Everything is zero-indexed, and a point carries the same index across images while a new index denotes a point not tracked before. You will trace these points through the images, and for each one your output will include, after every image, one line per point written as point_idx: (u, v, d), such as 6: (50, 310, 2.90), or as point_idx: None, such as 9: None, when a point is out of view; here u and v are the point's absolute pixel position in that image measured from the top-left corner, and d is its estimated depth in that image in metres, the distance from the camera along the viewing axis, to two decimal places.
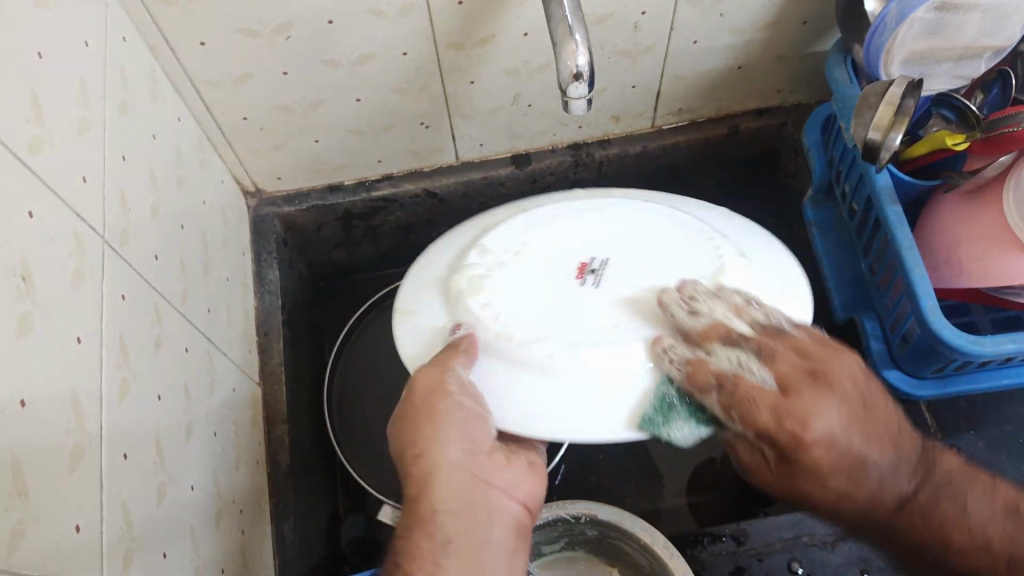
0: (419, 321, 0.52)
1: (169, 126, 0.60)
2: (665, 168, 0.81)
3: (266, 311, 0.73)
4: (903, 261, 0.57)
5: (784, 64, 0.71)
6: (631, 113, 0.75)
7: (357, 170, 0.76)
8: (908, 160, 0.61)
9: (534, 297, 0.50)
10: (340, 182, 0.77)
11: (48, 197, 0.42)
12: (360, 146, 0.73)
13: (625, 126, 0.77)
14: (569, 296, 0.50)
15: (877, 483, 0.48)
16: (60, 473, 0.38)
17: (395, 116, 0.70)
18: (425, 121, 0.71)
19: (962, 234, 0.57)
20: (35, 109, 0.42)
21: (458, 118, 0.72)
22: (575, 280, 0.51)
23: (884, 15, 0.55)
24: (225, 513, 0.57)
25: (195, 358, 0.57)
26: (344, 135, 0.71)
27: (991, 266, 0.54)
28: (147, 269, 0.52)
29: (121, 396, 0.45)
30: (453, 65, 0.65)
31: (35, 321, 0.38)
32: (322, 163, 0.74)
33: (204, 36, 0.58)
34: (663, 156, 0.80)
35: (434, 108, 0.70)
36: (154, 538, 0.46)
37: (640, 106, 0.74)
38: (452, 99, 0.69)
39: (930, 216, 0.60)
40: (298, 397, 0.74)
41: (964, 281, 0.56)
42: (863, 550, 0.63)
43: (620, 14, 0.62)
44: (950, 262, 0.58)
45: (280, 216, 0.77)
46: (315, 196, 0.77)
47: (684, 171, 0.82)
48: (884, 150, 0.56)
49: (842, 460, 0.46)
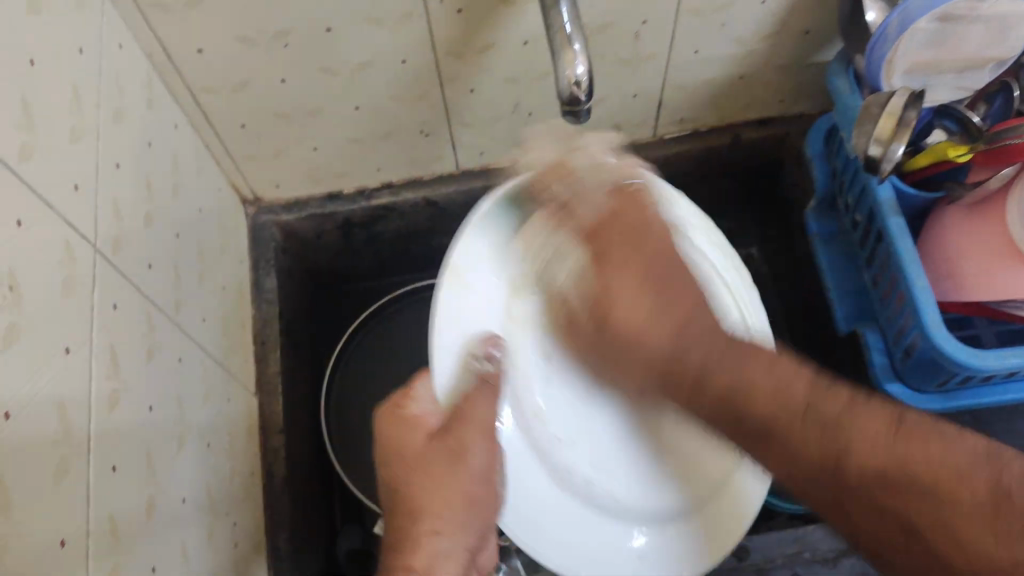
0: (451, 339, 0.56)
1: (165, 134, 0.59)
2: (667, 177, 0.81)
3: (263, 320, 0.72)
4: (905, 273, 0.57)
5: (787, 74, 0.70)
6: (632, 122, 0.74)
7: (356, 178, 0.76)
8: (912, 171, 0.59)
9: (539, 462, 0.59)
10: (339, 190, 0.77)
11: (38, 205, 0.41)
12: (359, 154, 0.72)
13: (626, 135, 0.76)
14: (582, 481, 0.59)
15: (776, 389, 0.47)
16: (45, 486, 0.38)
17: (394, 124, 0.69)
18: (425, 130, 0.71)
19: (968, 246, 0.56)
20: (26, 116, 0.41)
21: (457, 126, 0.71)
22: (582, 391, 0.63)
23: (885, 27, 0.54)
24: (219, 525, 0.57)
25: (189, 368, 0.57)
26: (343, 143, 0.71)
27: (993, 278, 0.54)
28: (140, 278, 0.51)
29: (111, 407, 0.45)
30: (452, 73, 0.65)
31: (21, 332, 0.38)
32: (321, 171, 0.74)
33: (201, 43, 0.58)
34: (664, 166, 0.79)
35: (434, 117, 0.70)
36: (143, 551, 0.46)
37: (641, 115, 0.73)
38: (452, 107, 0.69)
39: (933, 228, 0.59)
40: (295, 406, 0.73)
41: (966, 295, 0.56)
42: (864, 567, 0.62)
43: (621, 22, 0.61)
44: (952, 274, 0.57)
45: (279, 224, 0.77)
46: (314, 204, 0.77)
47: (685, 181, 0.82)
48: (885, 161, 0.55)
49: (742, 368, 0.48)
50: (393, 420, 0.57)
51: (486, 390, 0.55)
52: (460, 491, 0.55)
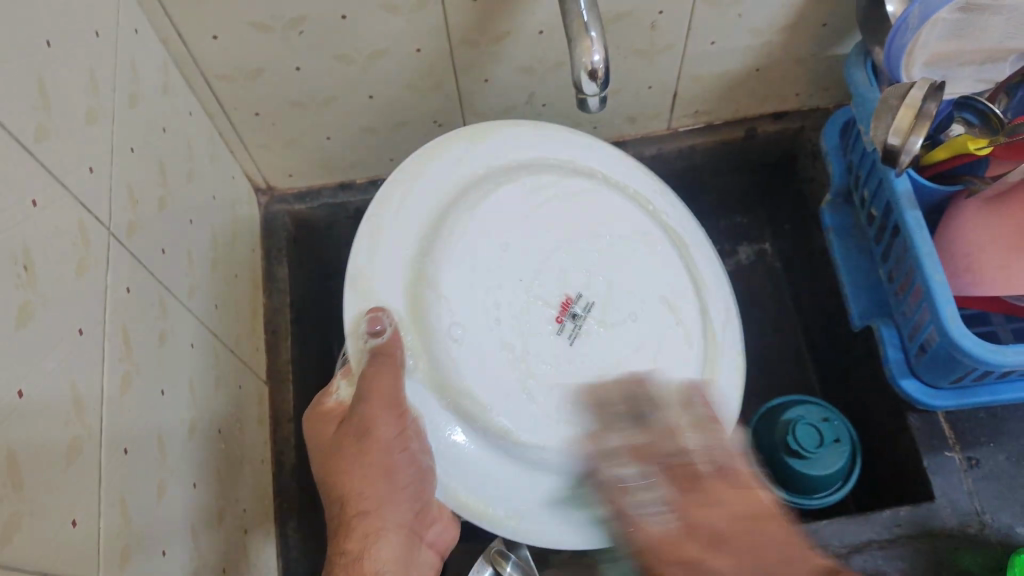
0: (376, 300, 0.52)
1: (179, 120, 0.59)
2: (681, 171, 0.80)
3: (275, 310, 0.72)
4: (921, 267, 0.56)
5: (803, 67, 0.70)
6: (647, 114, 0.74)
7: (370, 169, 0.76)
8: (929, 166, 0.59)
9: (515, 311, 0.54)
10: (352, 180, 0.77)
11: (54, 186, 0.41)
12: (373, 144, 0.72)
13: (640, 128, 0.76)
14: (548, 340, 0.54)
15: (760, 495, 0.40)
16: (57, 466, 0.38)
17: (409, 113, 0.69)
18: (439, 120, 0.71)
19: (987, 238, 0.55)
20: (43, 97, 0.41)
21: (471, 116, 0.71)
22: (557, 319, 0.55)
23: (906, 16, 0.54)
24: (229, 511, 0.57)
25: (201, 353, 0.57)
26: (357, 133, 0.71)
27: (1013, 273, 0.54)
28: (153, 262, 0.51)
29: (124, 390, 0.45)
30: (468, 62, 0.64)
31: (36, 311, 0.38)
32: (335, 160, 0.74)
33: (216, 30, 0.57)
34: (678, 159, 0.79)
35: (448, 107, 0.69)
36: (153, 535, 0.46)
37: (656, 107, 0.73)
38: (466, 97, 0.68)
39: (951, 223, 0.58)
40: (305, 397, 0.73)
41: (985, 288, 0.55)
42: (877, 563, 0.60)
43: (637, 13, 0.61)
44: (970, 269, 0.56)
45: (292, 214, 0.77)
46: (327, 193, 0.77)
47: (699, 175, 0.81)
48: (905, 153, 0.54)
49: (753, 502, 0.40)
50: (314, 418, 0.52)
51: (387, 367, 0.50)
52: (381, 458, 0.49)
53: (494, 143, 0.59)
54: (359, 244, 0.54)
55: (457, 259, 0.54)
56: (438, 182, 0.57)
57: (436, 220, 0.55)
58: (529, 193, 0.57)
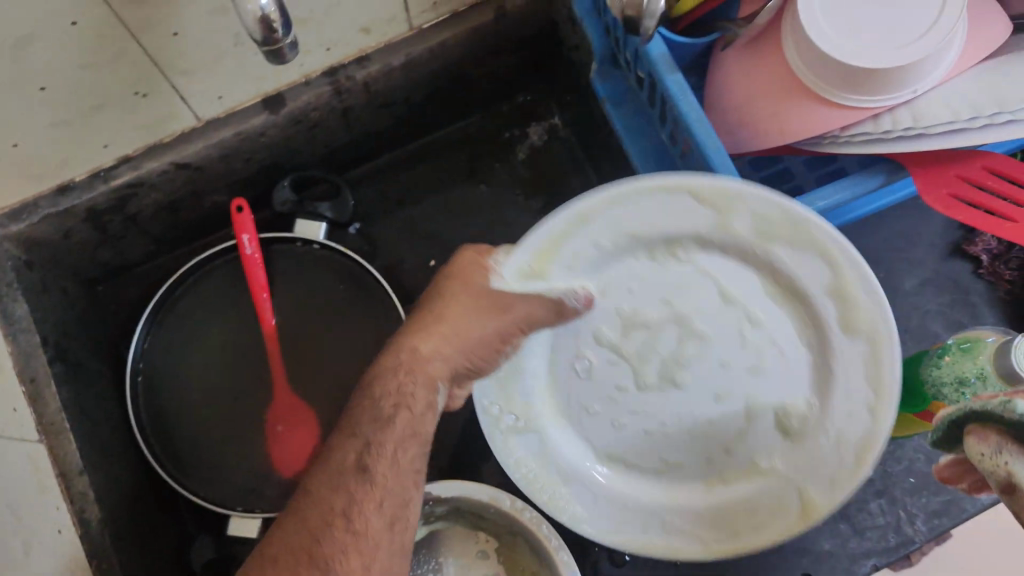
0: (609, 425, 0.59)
1: None
2: (443, 69, 0.72)
3: (26, 354, 0.62)
4: (693, 134, 0.52)
5: None
6: (381, 20, 0.64)
7: (84, 162, 0.64)
8: (679, 18, 0.54)
9: (596, 416, 0.59)
10: (70, 181, 0.65)
11: None
12: (74, 134, 0.61)
13: (379, 37, 0.66)
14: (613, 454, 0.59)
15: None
16: None
17: (98, 92, 0.58)
18: (140, 89, 0.59)
19: (751, 89, 0.51)
20: None
21: (176, 76, 0.60)
22: (590, 424, 0.59)
23: None
24: None
25: None
26: (48, 130, 0.59)
27: (788, 121, 0.49)
28: None
29: None
30: (143, 20, 0.53)
31: None
32: (37, 165, 0.62)
33: None
34: (434, 58, 0.70)
35: (145, 73, 0.58)
36: None
37: (386, 11, 0.63)
38: (160, 57, 0.57)
39: (715, 72, 0.54)
40: (98, 437, 0.65)
41: (763, 144, 0.51)
42: None
43: None
44: (744, 123, 0.52)
45: (12, 237, 0.65)
46: (45, 203, 0.65)
47: (463, 68, 0.73)
48: (647, 17, 0.49)
49: None
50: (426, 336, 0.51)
51: (609, 509, 0.59)
52: (422, 401, 0.49)
53: (636, 221, 0.54)
54: (572, 394, 0.59)
55: (601, 395, 0.58)
56: (648, 287, 0.56)
57: (637, 309, 0.57)
58: (704, 249, 0.55)
